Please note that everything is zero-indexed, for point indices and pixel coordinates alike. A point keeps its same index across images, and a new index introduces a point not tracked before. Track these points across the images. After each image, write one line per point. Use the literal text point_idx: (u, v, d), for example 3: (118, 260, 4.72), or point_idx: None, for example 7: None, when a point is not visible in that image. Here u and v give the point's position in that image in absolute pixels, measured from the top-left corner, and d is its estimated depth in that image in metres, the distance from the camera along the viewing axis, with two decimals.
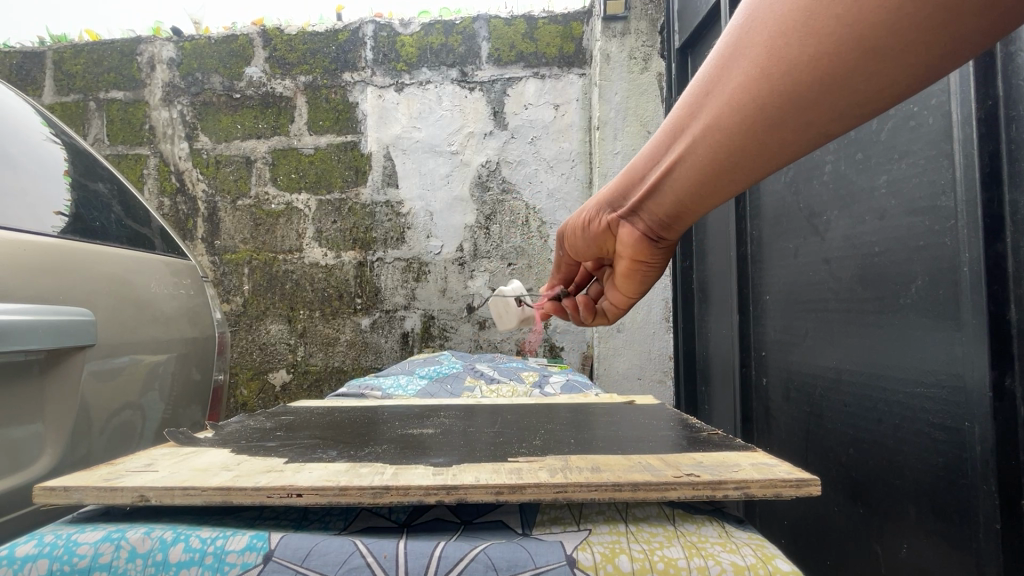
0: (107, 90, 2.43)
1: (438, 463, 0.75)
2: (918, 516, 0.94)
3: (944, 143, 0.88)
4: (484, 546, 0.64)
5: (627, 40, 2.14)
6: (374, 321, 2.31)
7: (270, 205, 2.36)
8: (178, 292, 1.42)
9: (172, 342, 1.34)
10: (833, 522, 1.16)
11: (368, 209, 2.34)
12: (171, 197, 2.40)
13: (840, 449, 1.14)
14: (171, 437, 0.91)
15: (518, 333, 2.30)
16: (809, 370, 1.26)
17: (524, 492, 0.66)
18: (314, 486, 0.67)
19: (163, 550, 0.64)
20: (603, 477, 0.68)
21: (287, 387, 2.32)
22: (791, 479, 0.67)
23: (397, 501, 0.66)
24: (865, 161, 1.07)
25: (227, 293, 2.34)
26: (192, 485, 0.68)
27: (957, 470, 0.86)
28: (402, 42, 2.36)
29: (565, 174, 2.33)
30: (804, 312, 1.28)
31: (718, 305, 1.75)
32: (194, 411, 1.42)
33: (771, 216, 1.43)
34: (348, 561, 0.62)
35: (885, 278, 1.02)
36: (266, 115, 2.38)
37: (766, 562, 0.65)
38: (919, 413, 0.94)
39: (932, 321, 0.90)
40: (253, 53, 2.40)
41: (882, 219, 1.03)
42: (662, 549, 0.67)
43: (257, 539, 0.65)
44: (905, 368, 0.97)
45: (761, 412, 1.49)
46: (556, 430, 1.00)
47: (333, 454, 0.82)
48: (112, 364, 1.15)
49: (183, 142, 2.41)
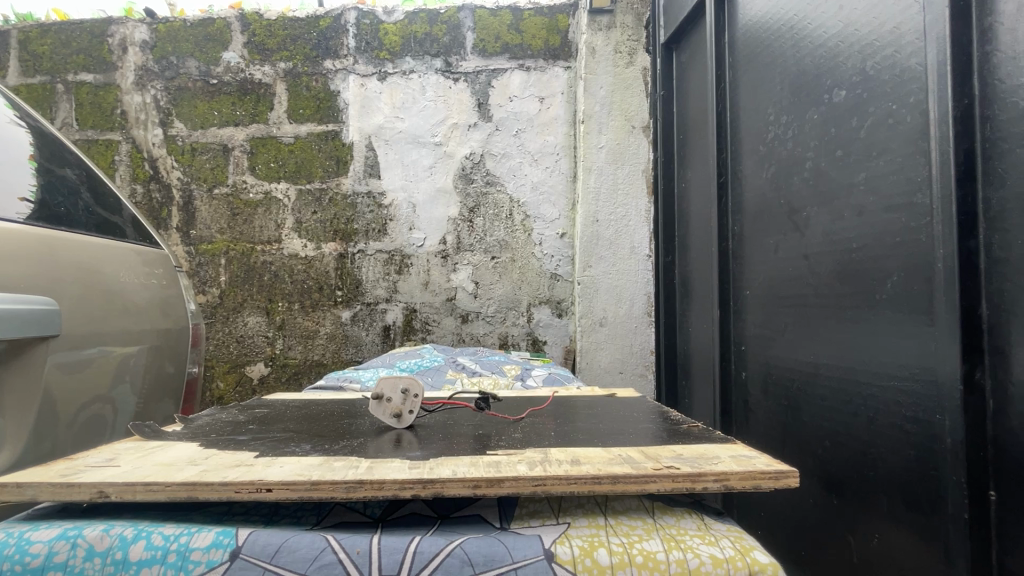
0: (76, 72, 2.33)
1: (415, 456, 0.74)
2: (890, 507, 0.96)
3: (920, 140, 0.89)
4: (461, 541, 0.63)
5: (613, 34, 2.13)
6: (354, 314, 2.28)
7: (248, 195, 2.30)
8: (150, 283, 1.37)
9: (143, 334, 1.29)
10: (808, 513, 1.18)
11: (349, 200, 2.30)
12: (144, 185, 2.32)
13: (816, 442, 1.16)
14: (137, 432, 0.88)
15: (501, 328, 2.29)
16: (788, 364, 1.28)
17: (502, 486, 0.65)
18: (284, 480, 0.65)
19: (122, 548, 0.62)
20: (581, 469, 0.68)
21: (264, 381, 2.27)
22: (769, 472, 0.67)
23: (371, 496, 0.64)
24: (844, 158, 1.07)
25: (202, 285, 2.28)
26: (155, 481, 0.65)
27: (927, 462, 0.88)
28: (386, 30, 2.32)
29: (550, 167, 2.31)
30: (783, 307, 1.30)
31: (701, 300, 1.76)
32: (167, 405, 1.38)
33: (752, 213, 1.44)
34: (320, 558, 0.61)
35: (863, 275, 1.03)
36: (244, 102, 2.32)
37: (744, 553, 0.65)
38: (892, 407, 0.95)
39: (907, 316, 0.92)
40: (230, 38, 2.33)
41: (859, 216, 1.04)
42: (641, 542, 0.67)
43: (224, 535, 0.63)
44: (880, 363, 0.98)
45: (740, 406, 1.50)
46: (537, 423, 1.00)
47: (307, 448, 0.80)
48: (78, 356, 1.11)
49: (157, 128, 2.33)
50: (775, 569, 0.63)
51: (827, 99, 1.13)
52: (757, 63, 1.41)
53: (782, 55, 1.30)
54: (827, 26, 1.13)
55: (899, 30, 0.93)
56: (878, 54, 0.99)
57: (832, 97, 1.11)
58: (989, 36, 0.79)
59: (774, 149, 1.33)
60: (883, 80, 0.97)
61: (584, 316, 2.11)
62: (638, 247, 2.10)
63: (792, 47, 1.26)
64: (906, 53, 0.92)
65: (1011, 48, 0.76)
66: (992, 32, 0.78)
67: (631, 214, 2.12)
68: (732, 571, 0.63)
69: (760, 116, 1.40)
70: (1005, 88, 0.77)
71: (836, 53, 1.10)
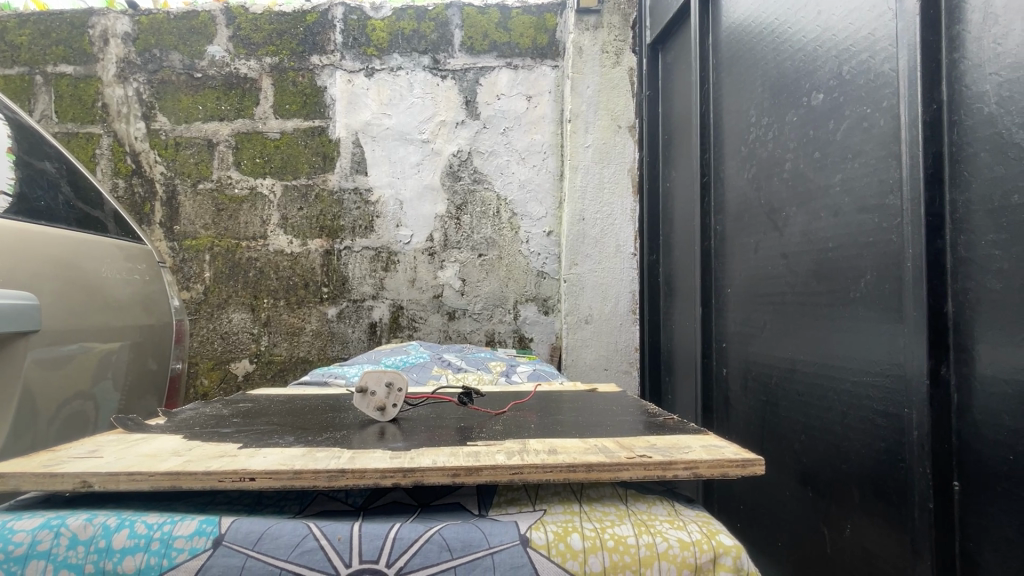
0: (56, 64, 2.29)
1: (397, 447, 0.75)
2: (861, 498, 0.99)
3: (892, 143, 0.92)
4: (438, 527, 0.66)
5: (600, 34, 2.15)
6: (341, 311, 2.27)
7: (233, 190, 2.28)
8: (132, 278, 1.36)
9: (125, 329, 1.29)
10: (785, 505, 1.21)
11: (335, 196, 2.29)
12: (126, 179, 2.29)
13: (793, 436, 1.19)
14: (120, 424, 0.88)
15: (487, 325, 2.30)
16: (767, 361, 1.31)
17: (481, 474, 0.67)
18: (267, 469, 0.66)
19: (106, 536, 0.64)
20: (557, 458, 0.70)
21: (249, 377, 2.26)
22: (738, 460, 0.70)
23: (352, 484, 0.66)
24: (821, 159, 1.11)
25: (186, 281, 2.26)
26: (138, 471, 0.66)
27: (896, 454, 0.91)
28: (373, 26, 2.32)
29: (537, 165, 2.33)
30: (762, 305, 1.33)
31: (684, 298, 1.79)
32: (150, 401, 1.37)
33: (733, 212, 1.47)
34: (301, 544, 0.63)
35: (837, 273, 1.06)
36: (230, 97, 2.30)
37: (710, 537, 0.68)
38: (864, 401, 0.99)
39: (878, 313, 0.95)
40: (215, 31, 2.31)
41: (834, 215, 1.07)
42: (613, 527, 0.69)
43: (207, 523, 0.66)
44: (853, 359, 1.02)
45: (721, 401, 1.54)
46: (518, 417, 1.02)
47: (290, 439, 0.81)
48: (60, 352, 1.11)
49: (139, 122, 2.30)
50: (738, 551, 0.67)
51: (805, 102, 1.16)
52: (739, 66, 1.44)
53: (763, 58, 1.33)
54: (806, 30, 1.16)
55: (874, 36, 0.96)
56: (854, 59, 1.02)
57: (811, 100, 1.14)
58: (956, 43, 0.82)
59: (756, 150, 1.36)
60: (858, 84, 1.00)
61: (570, 313, 2.13)
62: (623, 245, 2.13)
63: (773, 50, 1.29)
64: (880, 59, 0.95)
65: (977, 56, 0.79)
66: (959, 39, 0.82)
67: (616, 213, 2.14)
68: (698, 554, 0.66)
69: (742, 117, 1.42)
70: (971, 94, 0.80)
71: (814, 57, 1.13)
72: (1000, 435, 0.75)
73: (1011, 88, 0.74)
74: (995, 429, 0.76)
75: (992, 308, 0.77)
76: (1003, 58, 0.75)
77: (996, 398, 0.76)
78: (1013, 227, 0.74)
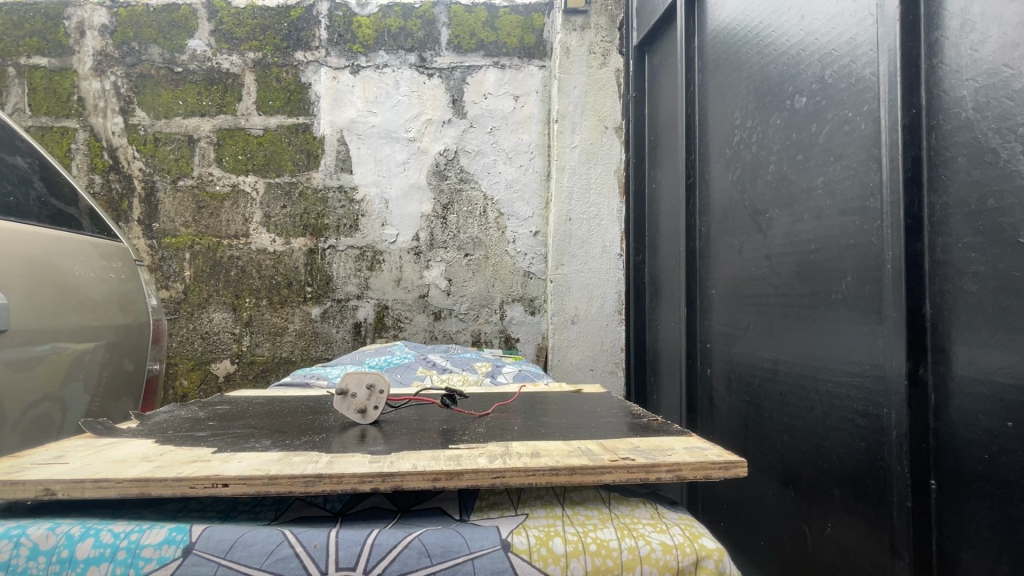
0: (29, 56, 2.22)
1: (377, 451, 0.74)
2: (842, 497, 1.00)
3: (872, 147, 0.93)
4: (418, 533, 0.65)
5: (588, 34, 2.15)
6: (325, 311, 2.24)
7: (214, 187, 2.24)
8: (107, 276, 1.32)
9: (100, 329, 1.25)
10: (767, 505, 1.22)
11: (320, 194, 2.26)
12: (103, 175, 2.23)
13: (776, 436, 1.20)
14: (89, 429, 0.85)
15: (473, 325, 2.29)
16: (751, 362, 1.32)
17: (461, 478, 0.66)
18: (241, 475, 0.64)
19: (69, 546, 0.62)
20: (540, 461, 0.69)
21: (230, 378, 2.22)
22: (720, 462, 0.70)
23: (330, 490, 0.64)
24: (804, 162, 1.11)
25: (166, 279, 2.21)
26: (105, 477, 0.64)
27: (876, 454, 0.92)
28: (359, 23, 2.29)
29: (524, 165, 2.32)
30: (746, 306, 1.34)
31: (669, 298, 1.80)
32: (126, 404, 1.33)
33: (718, 214, 1.47)
34: (276, 552, 0.62)
35: (819, 275, 1.07)
36: (212, 92, 2.25)
37: (693, 540, 0.68)
38: (845, 401, 1.00)
39: (859, 315, 0.96)
40: (196, 25, 2.26)
41: (817, 218, 1.08)
42: (595, 531, 0.69)
43: (177, 532, 0.64)
44: (834, 359, 1.03)
45: (705, 401, 1.54)
46: (503, 418, 1.01)
47: (267, 443, 0.79)
48: (27, 354, 1.07)
49: (117, 116, 2.24)
50: (720, 554, 0.67)
51: (789, 105, 1.17)
52: (724, 68, 1.45)
53: (747, 61, 1.34)
54: (789, 34, 1.17)
55: (855, 41, 0.98)
56: (836, 63, 1.03)
57: (794, 104, 1.15)
58: (935, 49, 0.84)
59: (740, 151, 1.37)
60: (840, 89, 1.01)
61: (556, 313, 2.12)
62: (610, 246, 2.13)
63: (758, 53, 1.30)
64: (861, 63, 0.96)
65: (955, 62, 0.81)
66: (938, 45, 0.83)
67: (603, 213, 2.14)
68: (680, 557, 0.66)
69: (727, 120, 1.43)
70: (948, 100, 0.81)
71: (798, 61, 1.14)
72: (976, 434, 0.77)
73: (987, 95, 0.76)
74: (972, 429, 0.77)
75: (969, 311, 0.78)
76: (980, 65, 0.77)
77: (973, 398, 0.77)
78: (989, 230, 0.75)
